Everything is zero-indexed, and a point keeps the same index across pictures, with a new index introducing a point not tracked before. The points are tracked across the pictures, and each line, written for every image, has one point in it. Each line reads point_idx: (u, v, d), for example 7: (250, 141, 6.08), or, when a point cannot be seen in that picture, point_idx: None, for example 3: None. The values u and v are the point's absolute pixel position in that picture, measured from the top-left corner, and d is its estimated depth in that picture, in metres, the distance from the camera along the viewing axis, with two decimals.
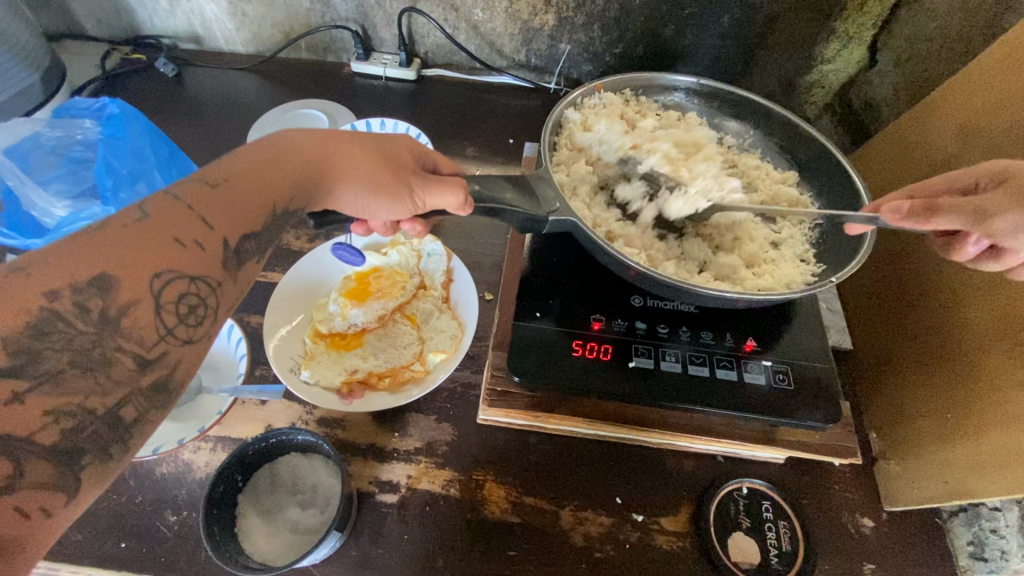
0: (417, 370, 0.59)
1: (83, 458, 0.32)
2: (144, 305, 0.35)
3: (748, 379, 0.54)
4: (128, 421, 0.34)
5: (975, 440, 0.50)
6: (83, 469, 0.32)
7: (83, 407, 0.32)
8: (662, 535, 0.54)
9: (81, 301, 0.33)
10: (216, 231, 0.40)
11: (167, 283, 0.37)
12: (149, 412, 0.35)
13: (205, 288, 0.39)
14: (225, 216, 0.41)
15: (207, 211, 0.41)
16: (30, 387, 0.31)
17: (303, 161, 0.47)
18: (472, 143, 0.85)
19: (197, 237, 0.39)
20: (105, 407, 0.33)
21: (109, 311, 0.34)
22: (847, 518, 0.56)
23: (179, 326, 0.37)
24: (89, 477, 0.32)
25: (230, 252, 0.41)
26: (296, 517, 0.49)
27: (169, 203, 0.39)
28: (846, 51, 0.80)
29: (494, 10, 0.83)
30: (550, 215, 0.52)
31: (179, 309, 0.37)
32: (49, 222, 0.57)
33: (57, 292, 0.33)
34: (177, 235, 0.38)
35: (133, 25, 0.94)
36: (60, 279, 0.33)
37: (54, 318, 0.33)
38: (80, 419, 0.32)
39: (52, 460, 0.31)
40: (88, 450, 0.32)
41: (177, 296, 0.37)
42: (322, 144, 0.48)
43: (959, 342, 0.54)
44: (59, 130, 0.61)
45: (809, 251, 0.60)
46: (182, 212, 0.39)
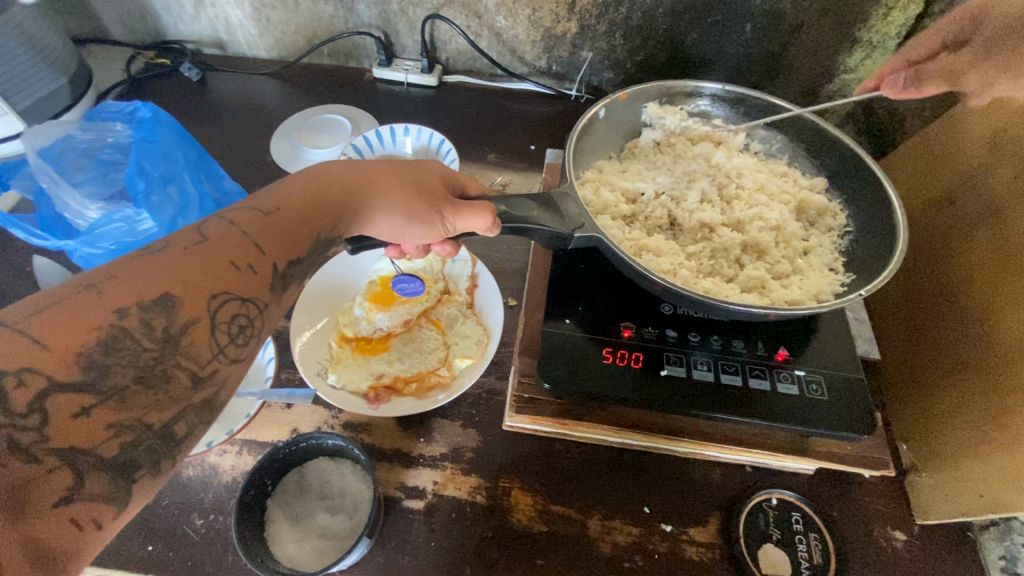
0: (443, 375, 0.59)
1: (137, 472, 0.31)
2: (202, 324, 0.36)
3: (781, 388, 0.53)
4: (179, 436, 0.34)
5: (1010, 452, 0.49)
6: (136, 482, 0.31)
7: (142, 421, 0.32)
8: (693, 545, 0.53)
9: (147, 319, 0.34)
10: (268, 255, 0.41)
11: (222, 304, 0.37)
12: (198, 427, 0.35)
13: (254, 310, 0.39)
14: (274, 242, 0.42)
15: (260, 237, 0.41)
16: (97, 401, 0.31)
17: (342, 194, 0.47)
18: (494, 149, 0.85)
19: (251, 261, 0.40)
20: (161, 423, 0.33)
21: (172, 330, 0.34)
22: (879, 531, 0.55)
23: (230, 345, 0.37)
24: (141, 490, 0.31)
25: (278, 275, 0.42)
26: (326, 522, 0.49)
27: (225, 226, 0.40)
28: (869, 61, 0.79)
29: (517, 17, 0.84)
30: (575, 231, 0.51)
31: (231, 329, 0.37)
32: (82, 224, 0.57)
33: (125, 309, 0.33)
34: (231, 259, 0.39)
35: (158, 31, 0.95)
36: (128, 297, 0.34)
37: (122, 334, 0.33)
38: (139, 433, 0.32)
39: (108, 473, 0.30)
40: (143, 464, 0.31)
41: (230, 316, 0.38)
42: (360, 174, 0.49)
43: (992, 354, 0.53)
44: (91, 134, 0.62)
45: (838, 260, 0.59)
46: (238, 238, 0.40)
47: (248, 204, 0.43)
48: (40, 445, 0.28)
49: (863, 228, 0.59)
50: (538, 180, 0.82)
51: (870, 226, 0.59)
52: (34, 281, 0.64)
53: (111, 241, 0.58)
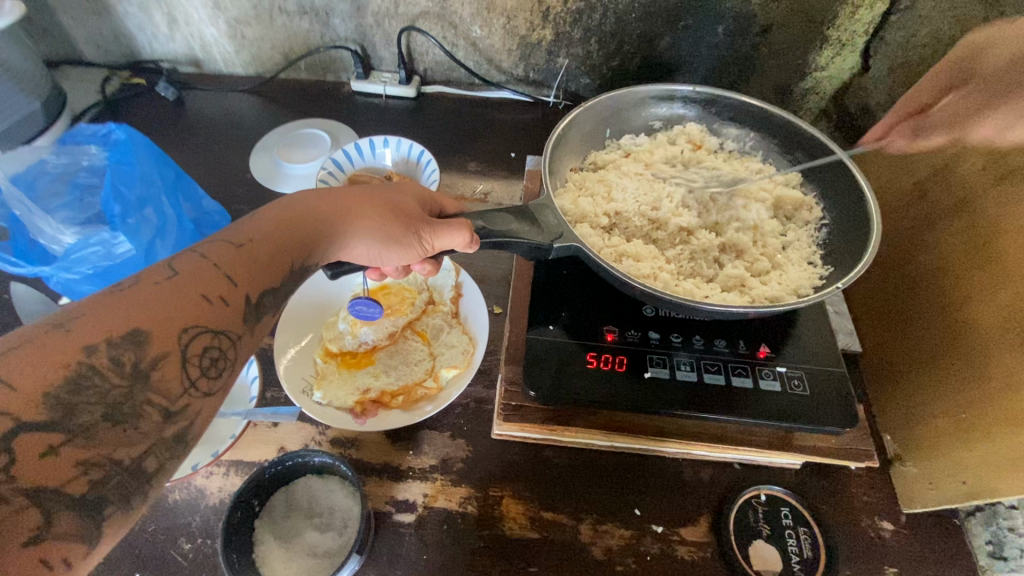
0: (430, 388, 0.59)
1: (107, 509, 0.31)
2: (172, 359, 0.35)
3: (764, 386, 0.54)
4: (150, 471, 0.34)
5: (990, 438, 0.50)
6: (106, 520, 0.31)
7: (112, 458, 0.32)
8: (684, 545, 0.53)
9: (116, 355, 0.33)
10: (240, 287, 0.41)
11: (193, 337, 0.37)
12: (170, 461, 0.35)
13: (227, 342, 0.39)
14: (248, 273, 0.42)
15: (233, 268, 0.41)
16: (64, 440, 0.31)
17: (315, 224, 0.47)
18: (474, 158, 0.86)
19: (223, 293, 0.39)
20: (131, 460, 0.33)
21: (142, 365, 0.34)
22: (866, 522, 0.56)
23: (201, 378, 0.37)
24: (111, 527, 0.32)
25: (251, 305, 0.41)
26: (315, 540, 0.48)
27: (195, 260, 0.40)
28: (839, 59, 0.81)
29: (492, 27, 0.84)
30: (555, 243, 0.52)
31: (203, 362, 0.37)
32: (56, 249, 0.57)
33: (94, 346, 0.33)
34: (203, 292, 0.38)
35: (132, 51, 0.94)
36: (96, 334, 0.34)
37: (91, 372, 0.33)
38: (109, 471, 0.32)
39: (79, 511, 0.30)
40: (112, 501, 0.32)
41: (202, 349, 0.37)
42: (334, 202, 0.48)
43: (967, 344, 0.54)
44: (65, 158, 0.61)
45: (815, 254, 0.60)
46: (209, 271, 0.40)
47: (221, 236, 0.43)
48: (7, 485, 0.28)
49: (840, 220, 0.60)
50: (519, 187, 0.82)
51: (846, 220, 0.59)
52: (11, 309, 0.64)
53: (87, 266, 0.57)
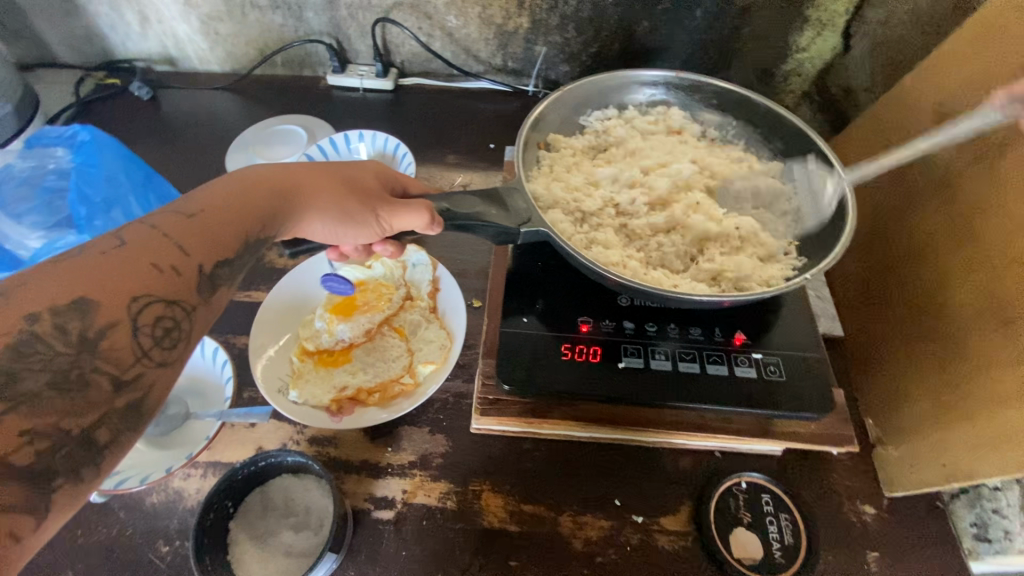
0: (407, 384, 0.58)
1: (55, 481, 0.31)
2: (121, 328, 0.35)
3: (739, 372, 0.54)
4: (102, 442, 0.34)
5: (972, 421, 0.49)
6: (56, 492, 0.31)
7: (60, 427, 0.32)
8: (664, 535, 0.53)
9: (61, 324, 0.33)
10: (193, 257, 0.40)
11: (145, 306, 0.37)
12: (124, 433, 0.35)
13: (181, 313, 0.39)
14: (200, 243, 0.41)
15: (183, 238, 0.41)
16: (7, 408, 0.30)
17: (271, 195, 0.46)
18: (453, 150, 0.85)
19: (174, 262, 0.39)
20: (80, 429, 0.33)
21: (88, 334, 0.34)
22: (848, 507, 0.55)
23: (156, 348, 0.37)
24: (61, 501, 0.31)
25: (206, 275, 0.41)
26: (290, 540, 0.48)
27: (145, 231, 0.40)
28: (821, 39, 0.80)
29: (468, 16, 0.83)
30: (521, 227, 0.51)
31: (156, 332, 0.37)
32: (24, 254, 0.56)
33: (35, 314, 0.33)
34: (153, 261, 0.39)
35: (106, 51, 0.93)
36: (39, 303, 0.34)
37: (33, 339, 0.33)
38: (57, 440, 0.31)
39: (24, 483, 0.30)
40: (62, 472, 0.31)
41: (154, 319, 0.37)
42: (291, 174, 0.48)
43: (947, 325, 0.54)
44: (32, 161, 0.61)
45: (791, 244, 0.60)
46: (159, 240, 0.40)
47: (173, 208, 0.43)
48: None
49: (818, 211, 0.60)
50: (499, 178, 0.82)
51: (824, 206, 0.59)
52: None
53: None
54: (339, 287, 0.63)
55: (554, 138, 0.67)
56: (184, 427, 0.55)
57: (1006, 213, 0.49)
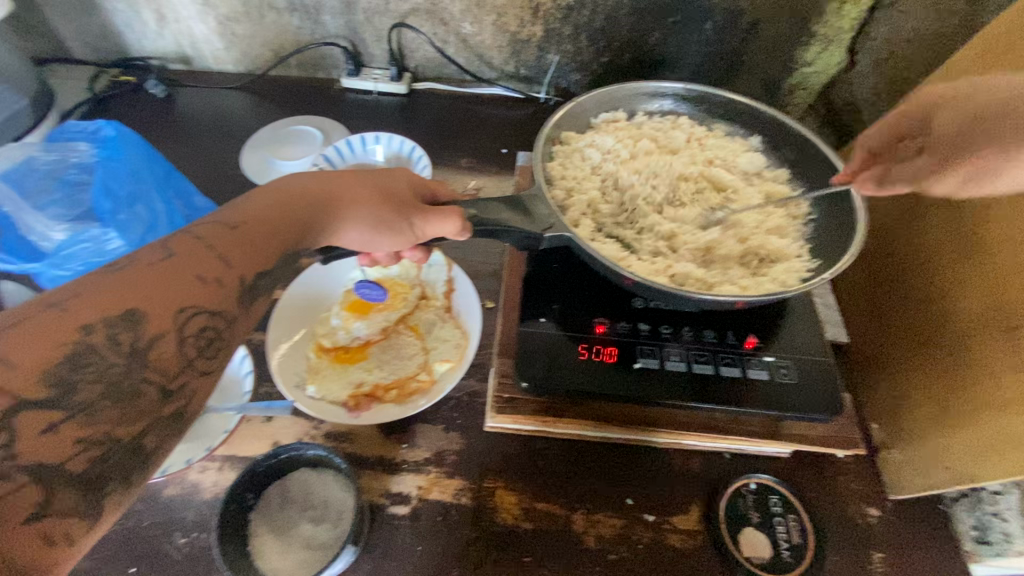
0: (423, 381, 0.59)
1: (106, 486, 0.33)
2: (169, 339, 0.36)
3: (752, 374, 0.55)
4: (148, 449, 0.35)
5: (974, 425, 0.51)
6: (106, 497, 0.33)
7: (110, 436, 0.33)
8: (674, 533, 0.54)
9: (113, 334, 0.34)
10: (235, 268, 0.41)
11: (189, 318, 0.38)
12: (167, 439, 0.36)
13: (223, 323, 0.39)
14: (241, 254, 0.42)
15: (227, 250, 0.42)
16: (64, 418, 0.32)
17: (309, 206, 0.47)
18: (466, 154, 0.86)
19: (217, 274, 0.40)
20: (129, 438, 0.34)
21: (139, 344, 0.35)
22: (853, 510, 0.57)
23: (199, 358, 0.38)
24: (111, 504, 0.33)
25: (246, 287, 0.42)
26: (309, 533, 0.49)
27: (191, 242, 0.41)
28: (826, 54, 0.81)
29: (483, 23, 0.85)
30: (546, 232, 0.52)
31: (199, 343, 0.38)
32: (47, 246, 0.57)
33: (90, 325, 0.34)
34: (199, 272, 0.39)
35: (121, 48, 0.94)
36: (93, 313, 0.34)
37: (88, 350, 0.33)
38: (107, 448, 0.33)
39: (79, 488, 0.32)
40: (112, 477, 0.33)
41: (198, 330, 0.38)
42: (326, 185, 0.49)
43: (951, 331, 0.55)
44: (54, 154, 0.61)
45: (802, 248, 0.61)
46: (203, 251, 0.40)
47: (214, 218, 0.44)
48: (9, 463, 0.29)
49: (828, 217, 0.62)
50: (511, 183, 0.83)
51: (835, 214, 0.61)
52: None
53: (76, 262, 0.57)
54: (372, 295, 0.64)
55: (568, 136, 0.69)
56: (201, 421, 0.55)
57: (1002, 228, 0.52)
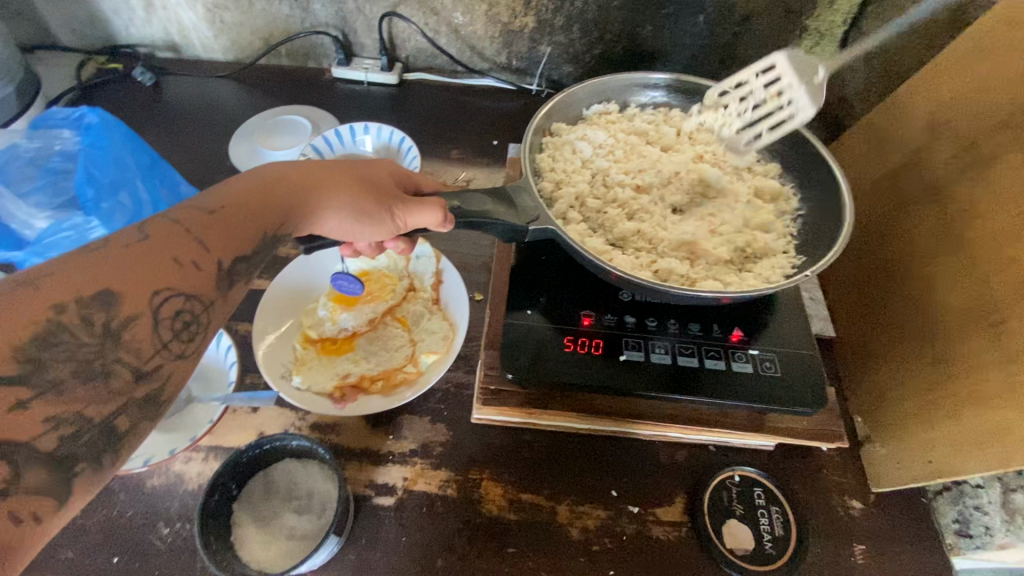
0: (410, 372, 0.59)
1: (77, 465, 0.32)
2: (143, 320, 0.36)
3: (736, 367, 0.55)
4: (121, 431, 0.35)
5: (956, 420, 0.52)
6: (76, 476, 0.32)
7: (82, 415, 0.33)
8: (659, 525, 0.54)
9: (86, 315, 0.34)
10: (211, 252, 0.41)
11: (165, 300, 0.38)
12: (143, 423, 0.36)
13: (199, 306, 0.40)
14: (219, 239, 0.42)
15: (204, 233, 0.41)
16: (33, 395, 0.31)
17: (289, 194, 0.47)
18: (457, 145, 0.86)
19: (193, 257, 0.40)
20: (101, 418, 0.34)
21: (112, 325, 0.35)
22: (836, 501, 0.57)
23: (174, 341, 0.37)
24: (82, 485, 0.32)
25: (223, 272, 0.42)
26: (293, 523, 0.49)
27: (167, 225, 0.40)
28: (818, 49, 0.82)
29: (475, 13, 0.84)
30: (530, 223, 0.52)
31: (175, 324, 0.38)
32: (29, 235, 0.56)
33: (62, 304, 0.34)
34: (175, 255, 0.39)
35: (108, 35, 0.93)
36: (65, 293, 0.34)
37: (59, 329, 0.33)
38: (77, 427, 0.33)
39: (49, 468, 0.31)
40: (83, 459, 0.32)
41: (173, 312, 0.38)
42: (307, 173, 0.49)
43: (935, 327, 0.56)
44: (37, 142, 0.61)
45: (791, 242, 0.61)
46: (179, 234, 0.40)
47: (192, 203, 0.43)
48: None
49: (815, 211, 0.62)
50: (502, 175, 0.83)
51: (824, 207, 0.61)
52: None
53: (61, 251, 0.57)
54: (349, 286, 0.62)
55: (559, 126, 0.68)
56: (184, 412, 0.55)
57: (988, 225, 0.52)
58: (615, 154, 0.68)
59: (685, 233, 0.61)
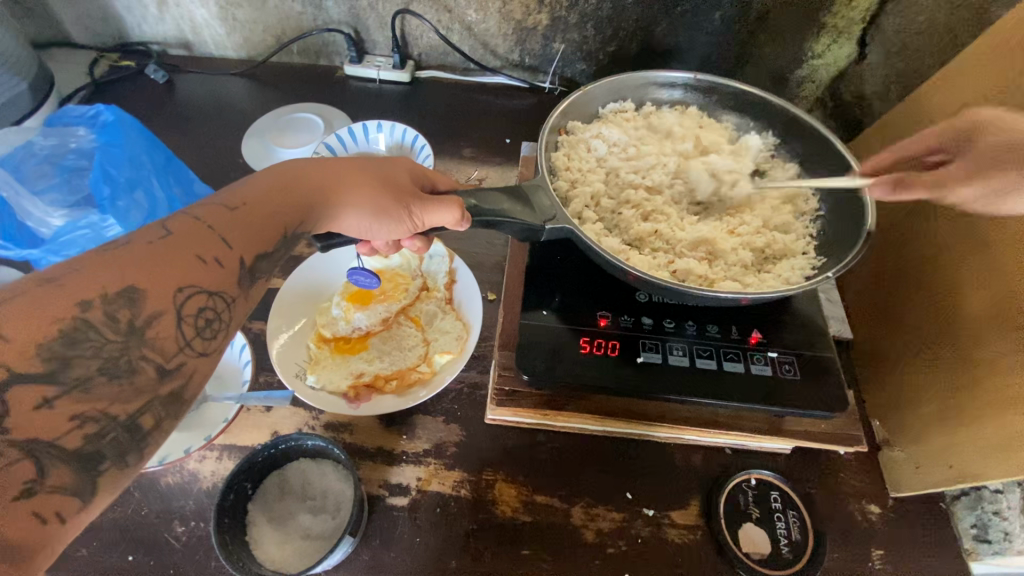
0: (423, 372, 0.59)
1: (102, 464, 0.32)
2: (168, 316, 0.36)
3: (755, 370, 0.55)
4: (146, 429, 0.34)
5: (977, 425, 0.51)
6: (102, 475, 0.32)
7: (108, 414, 0.33)
8: (675, 528, 0.54)
9: (111, 311, 0.34)
10: (234, 250, 0.41)
11: (190, 297, 0.38)
12: (165, 420, 0.35)
13: (222, 304, 0.40)
14: (241, 236, 0.42)
15: (226, 232, 0.41)
16: (59, 393, 0.31)
17: (308, 190, 0.47)
18: (469, 144, 0.85)
19: (217, 255, 0.40)
20: (127, 415, 0.33)
21: (137, 322, 0.35)
22: (854, 506, 0.56)
23: (196, 338, 0.37)
24: (106, 484, 0.32)
25: (246, 269, 0.42)
26: (308, 523, 0.49)
27: (189, 221, 0.40)
28: (836, 47, 0.80)
29: (487, 10, 0.83)
30: (547, 223, 0.52)
31: (197, 322, 0.38)
32: (45, 232, 0.57)
33: (88, 301, 0.34)
34: (198, 252, 0.39)
35: (121, 33, 0.93)
36: (91, 289, 0.34)
37: (85, 327, 0.33)
38: (103, 425, 0.32)
39: (73, 465, 0.31)
40: (108, 456, 0.32)
41: (196, 310, 0.38)
42: (326, 170, 0.49)
43: (955, 330, 0.55)
44: (53, 139, 0.61)
45: (810, 245, 0.60)
46: (203, 232, 0.40)
47: (213, 199, 0.43)
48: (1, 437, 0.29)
49: (835, 213, 0.61)
50: (514, 174, 0.82)
51: (844, 208, 0.60)
52: None
53: (76, 249, 0.57)
54: (365, 280, 0.62)
55: (574, 125, 0.68)
56: (201, 411, 0.55)
57: (1012, 226, 0.51)
58: (630, 153, 0.67)
59: (704, 232, 0.60)
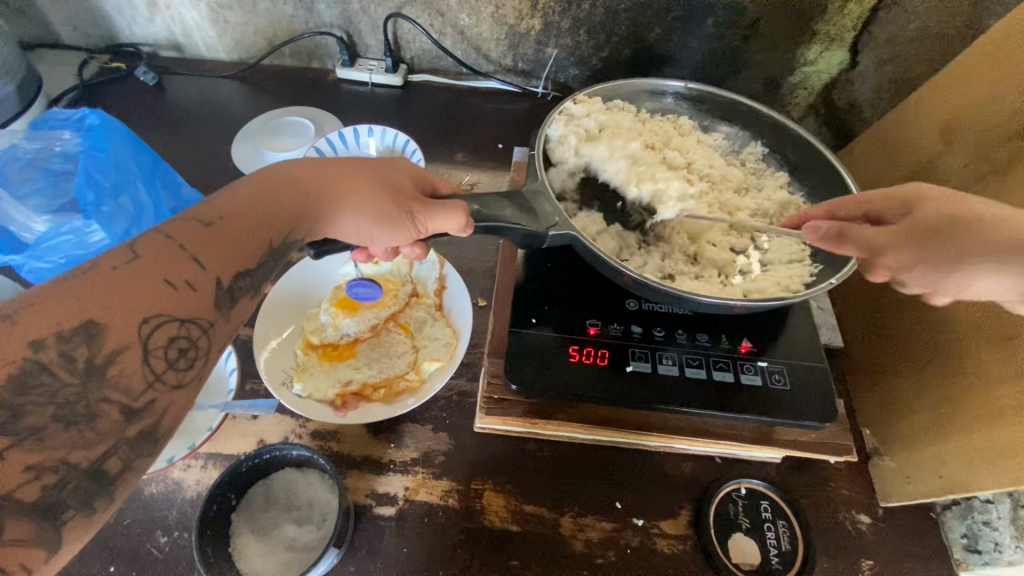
0: (411, 380, 0.58)
1: (65, 513, 0.32)
2: (132, 352, 0.35)
3: (745, 380, 0.54)
4: (113, 473, 0.34)
5: (965, 434, 0.51)
6: (66, 523, 0.32)
7: (66, 462, 0.32)
8: (663, 538, 0.53)
9: (66, 351, 0.33)
10: (209, 271, 0.40)
11: (156, 327, 0.37)
12: (135, 462, 0.35)
13: (196, 331, 0.39)
14: (217, 257, 0.41)
15: (201, 250, 0.40)
16: (11, 444, 0.31)
17: (300, 197, 0.46)
18: (462, 148, 0.85)
19: (188, 277, 0.39)
20: (89, 462, 0.33)
21: (96, 360, 0.34)
22: (844, 516, 0.56)
23: (169, 371, 0.37)
24: (74, 531, 0.32)
25: (223, 289, 0.41)
26: (292, 534, 0.48)
27: (161, 241, 0.39)
28: (828, 54, 0.79)
29: (480, 15, 0.83)
30: (550, 230, 0.52)
31: (169, 353, 0.37)
32: (28, 237, 0.56)
33: (40, 342, 0.33)
34: (166, 276, 0.38)
35: (110, 33, 0.92)
36: (45, 329, 0.33)
37: (38, 370, 0.33)
38: (63, 474, 0.32)
39: (35, 517, 0.30)
40: (71, 505, 0.32)
41: (166, 340, 0.37)
42: (320, 176, 0.48)
43: (945, 340, 0.55)
44: (37, 143, 0.60)
45: (805, 250, 0.59)
46: (174, 252, 0.39)
47: (191, 213, 0.42)
48: None
49: None
50: (507, 178, 0.82)
51: None
52: None
53: (60, 254, 0.57)
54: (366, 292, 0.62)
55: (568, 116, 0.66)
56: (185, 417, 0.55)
57: None
58: None
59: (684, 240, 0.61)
